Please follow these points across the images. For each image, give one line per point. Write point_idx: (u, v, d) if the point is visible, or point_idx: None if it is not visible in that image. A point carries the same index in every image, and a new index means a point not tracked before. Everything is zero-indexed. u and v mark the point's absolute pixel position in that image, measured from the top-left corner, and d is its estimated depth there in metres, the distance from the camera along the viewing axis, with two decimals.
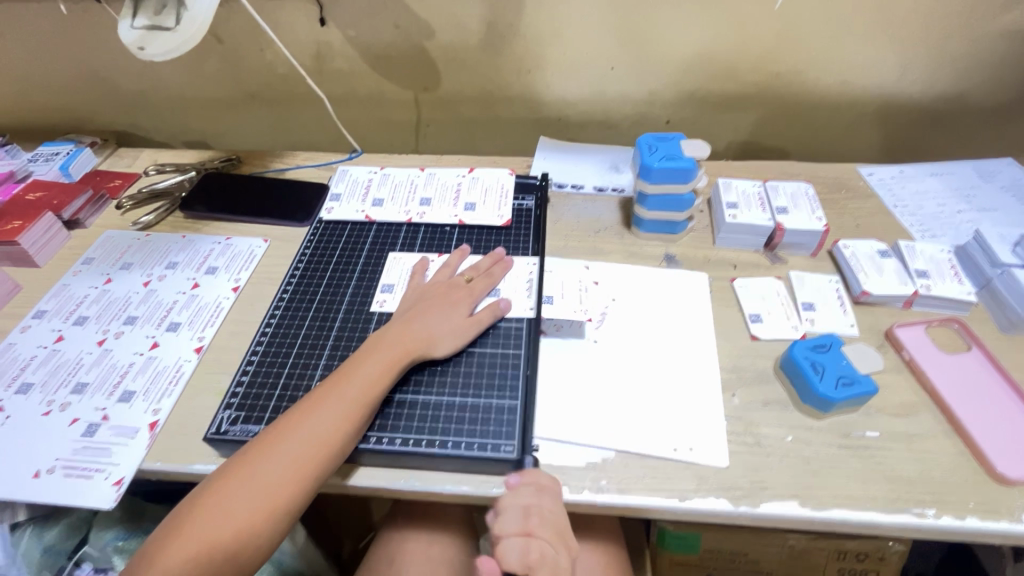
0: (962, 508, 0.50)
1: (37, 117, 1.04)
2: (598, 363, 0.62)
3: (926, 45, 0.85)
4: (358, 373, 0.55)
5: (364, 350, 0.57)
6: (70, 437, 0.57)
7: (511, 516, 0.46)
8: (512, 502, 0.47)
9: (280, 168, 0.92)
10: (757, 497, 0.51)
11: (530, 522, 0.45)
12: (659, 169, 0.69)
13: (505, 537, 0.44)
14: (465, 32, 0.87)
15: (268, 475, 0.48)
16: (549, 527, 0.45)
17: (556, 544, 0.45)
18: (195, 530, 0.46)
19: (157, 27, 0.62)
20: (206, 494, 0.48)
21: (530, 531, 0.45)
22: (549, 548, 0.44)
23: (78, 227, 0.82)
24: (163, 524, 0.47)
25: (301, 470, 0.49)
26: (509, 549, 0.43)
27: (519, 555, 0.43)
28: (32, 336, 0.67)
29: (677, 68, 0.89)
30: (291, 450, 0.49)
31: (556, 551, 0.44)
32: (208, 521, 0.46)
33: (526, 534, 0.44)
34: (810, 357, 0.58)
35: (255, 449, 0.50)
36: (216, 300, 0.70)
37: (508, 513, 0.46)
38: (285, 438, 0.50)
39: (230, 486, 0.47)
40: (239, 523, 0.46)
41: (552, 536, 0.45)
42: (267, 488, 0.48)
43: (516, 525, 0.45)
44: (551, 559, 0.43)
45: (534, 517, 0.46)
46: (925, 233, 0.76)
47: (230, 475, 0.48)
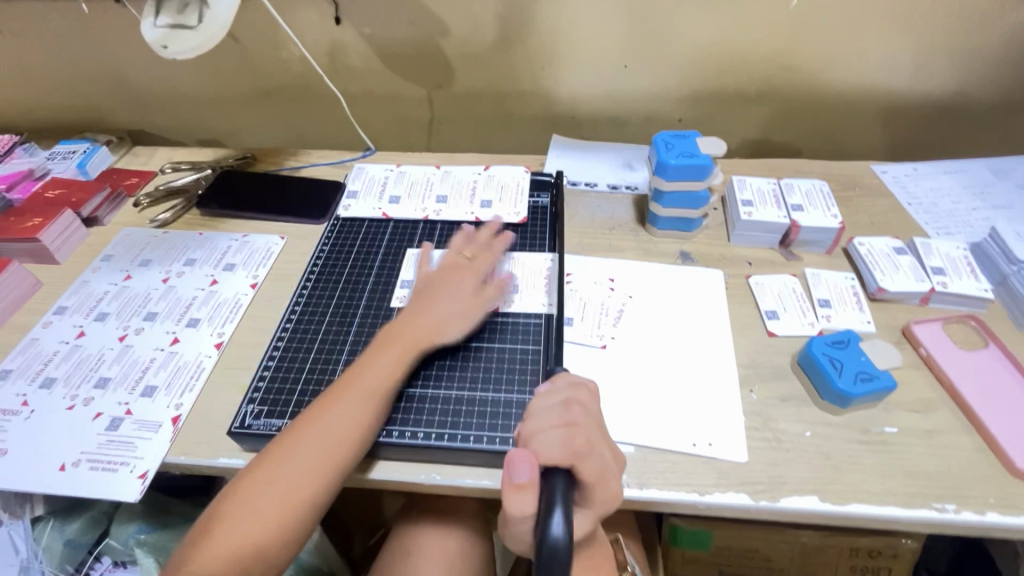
0: (982, 503, 0.50)
1: (53, 116, 1.05)
2: (617, 358, 0.62)
3: (939, 43, 0.86)
4: (373, 366, 0.55)
5: (375, 343, 0.58)
6: (95, 431, 0.58)
7: (549, 412, 0.43)
8: (548, 404, 0.45)
9: (295, 166, 0.92)
10: (777, 492, 0.51)
11: (569, 415, 0.43)
12: (676, 166, 0.69)
13: (541, 433, 0.41)
14: (479, 30, 0.88)
15: (294, 472, 0.49)
16: (591, 421, 0.43)
17: (598, 438, 0.42)
18: (227, 529, 0.46)
19: (180, 25, 0.63)
20: (233, 494, 0.48)
21: (571, 423, 0.42)
22: (592, 439, 0.41)
23: (96, 224, 0.83)
24: (195, 526, 0.48)
25: (326, 465, 0.49)
26: (546, 443, 0.40)
27: (559, 444, 0.40)
28: (54, 332, 0.68)
29: (690, 66, 0.90)
30: (314, 446, 0.50)
31: (598, 444, 0.42)
32: (239, 519, 0.47)
33: (567, 425, 0.42)
34: (827, 353, 0.58)
35: (278, 447, 0.50)
36: (235, 297, 0.71)
37: (543, 413, 0.43)
38: (307, 434, 0.50)
39: (257, 485, 0.48)
40: (270, 519, 0.47)
41: (595, 431, 0.42)
42: (293, 484, 0.48)
43: (553, 419, 0.42)
44: (595, 451, 0.40)
45: (573, 410, 0.43)
46: (940, 230, 0.76)
47: (256, 473, 0.49)
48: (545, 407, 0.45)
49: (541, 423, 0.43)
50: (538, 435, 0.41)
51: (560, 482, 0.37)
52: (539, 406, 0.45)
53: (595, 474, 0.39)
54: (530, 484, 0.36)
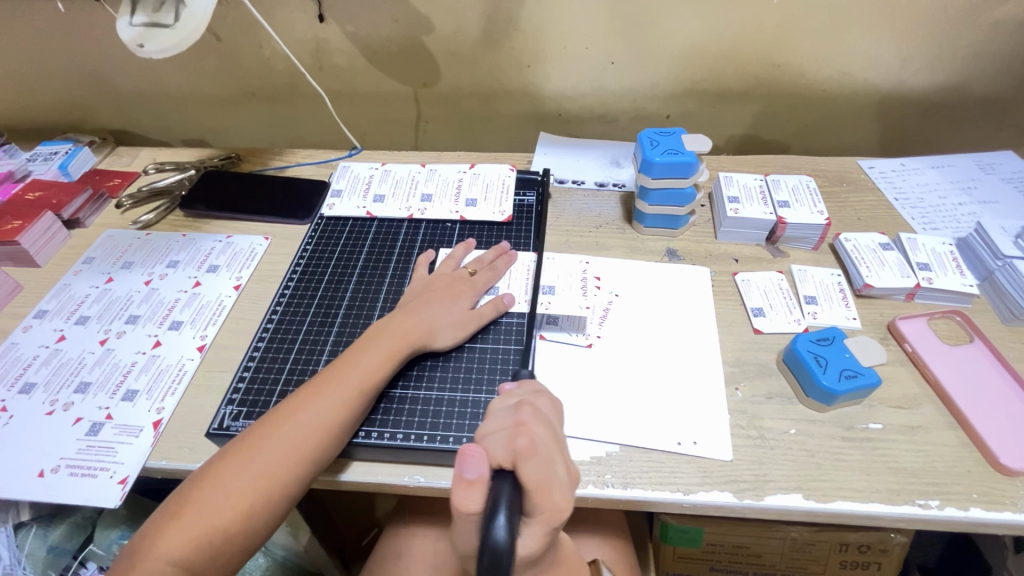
0: (966, 499, 0.50)
1: (35, 116, 1.04)
2: (601, 358, 0.62)
3: (925, 37, 0.85)
4: (359, 361, 0.55)
5: (364, 339, 0.57)
6: (74, 436, 0.57)
7: (500, 414, 0.40)
8: (502, 406, 0.42)
9: (279, 165, 0.91)
10: (762, 490, 0.51)
11: (521, 416, 0.39)
12: (661, 163, 0.68)
13: (490, 435, 0.38)
14: (464, 27, 0.87)
15: (264, 461, 0.48)
16: (544, 423, 0.39)
17: (552, 442, 0.38)
18: (193, 513, 0.46)
19: (156, 24, 0.62)
20: (203, 479, 0.47)
21: (521, 421, 0.39)
22: (544, 442, 0.37)
23: (78, 227, 0.82)
24: (160, 509, 0.47)
25: (299, 456, 0.49)
26: (493, 443, 0.36)
27: (506, 445, 0.36)
28: (35, 336, 0.67)
29: (677, 63, 0.89)
30: (289, 436, 0.49)
31: (552, 448, 0.38)
32: (206, 505, 0.46)
33: (518, 425, 0.38)
34: (812, 350, 0.58)
35: (253, 434, 0.49)
36: (218, 299, 0.70)
37: (495, 415, 0.40)
38: (283, 425, 0.50)
39: (228, 471, 0.47)
40: (235, 506, 0.46)
41: (548, 434, 0.38)
42: (263, 472, 0.48)
43: (504, 420, 0.39)
44: (546, 456, 0.36)
45: (526, 411, 0.40)
46: (927, 226, 0.76)
47: (228, 460, 0.48)
48: (499, 409, 0.41)
49: (492, 423, 0.39)
50: (488, 436, 0.38)
51: (505, 485, 0.33)
52: (493, 409, 0.42)
53: (542, 480, 0.35)
54: (479, 481, 0.33)
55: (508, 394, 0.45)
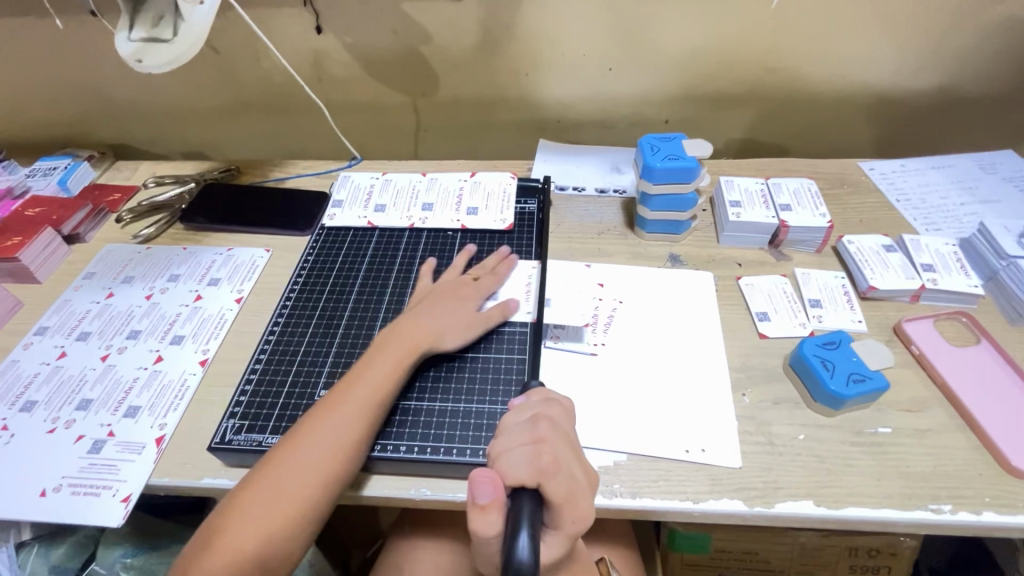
0: (978, 503, 0.50)
1: (33, 131, 1.04)
2: (605, 366, 0.61)
3: (922, 39, 0.86)
4: (369, 371, 0.54)
5: (372, 350, 0.57)
6: (76, 454, 0.57)
7: (516, 427, 0.38)
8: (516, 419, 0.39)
9: (279, 177, 0.91)
10: (772, 497, 0.51)
11: (539, 430, 0.38)
12: (662, 169, 0.68)
13: (507, 449, 0.36)
14: (462, 35, 0.87)
15: (287, 485, 0.47)
16: (563, 437, 0.38)
17: (571, 456, 0.37)
18: (222, 543, 0.45)
19: (155, 39, 0.62)
20: (229, 507, 0.47)
21: (541, 437, 0.37)
22: (563, 457, 0.36)
23: (78, 241, 0.81)
24: (193, 539, 0.46)
25: (322, 475, 0.48)
26: (513, 459, 0.34)
27: (528, 461, 0.34)
28: (36, 353, 0.67)
29: (675, 68, 0.89)
30: (310, 457, 0.49)
31: (571, 462, 0.36)
32: (234, 534, 0.45)
33: (537, 439, 0.36)
34: (819, 354, 0.57)
35: (275, 457, 0.49)
36: (220, 312, 0.70)
37: (511, 428, 0.38)
38: (303, 445, 0.49)
39: (251, 496, 0.47)
40: (264, 531, 0.46)
41: (567, 449, 0.37)
42: (289, 496, 0.47)
43: (521, 434, 0.37)
44: (565, 470, 0.35)
45: (544, 425, 0.38)
46: (929, 226, 0.76)
47: (252, 486, 0.47)
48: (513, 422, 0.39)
49: (507, 438, 0.37)
50: (504, 453, 0.35)
51: (526, 507, 0.32)
52: (506, 424, 0.39)
53: (564, 494, 0.34)
54: (495, 503, 0.31)
55: (521, 407, 0.43)
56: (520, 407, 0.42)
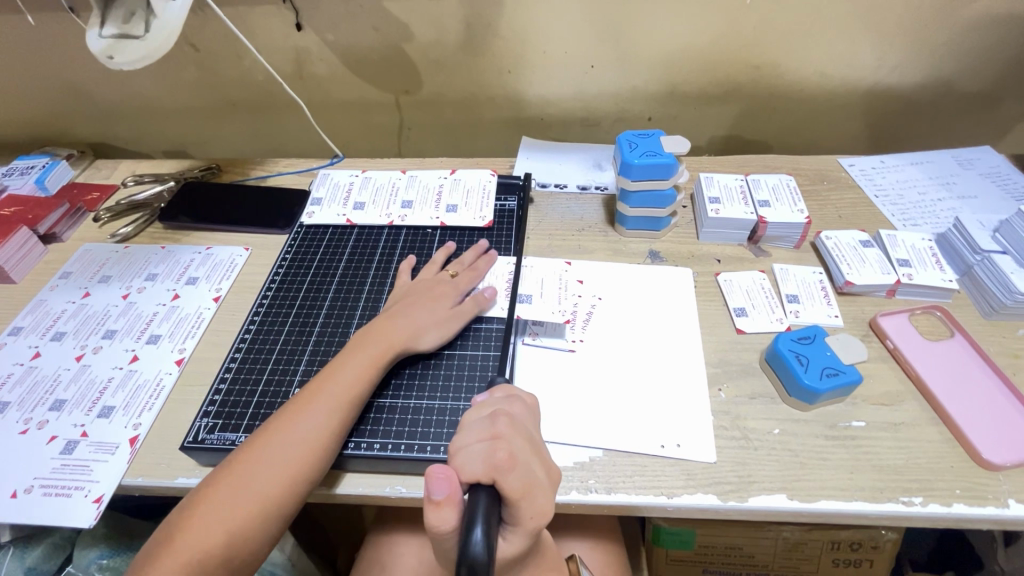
0: (949, 495, 0.50)
1: (11, 130, 1.03)
2: (582, 363, 0.61)
3: (901, 36, 0.86)
4: (342, 369, 0.54)
5: (347, 348, 0.57)
6: (49, 455, 0.56)
7: (475, 424, 0.37)
8: (477, 416, 0.39)
9: (260, 175, 0.91)
10: (746, 491, 0.51)
11: (498, 427, 0.37)
12: (640, 166, 0.68)
13: (465, 446, 0.35)
14: (443, 33, 0.87)
15: (254, 483, 0.47)
16: (521, 432, 0.37)
17: (530, 451, 0.37)
18: (184, 539, 0.44)
19: (126, 35, 0.61)
20: (194, 503, 0.46)
21: (498, 433, 0.36)
22: (522, 452, 0.36)
23: (55, 241, 0.81)
24: (155, 535, 0.46)
25: (290, 473, 0.48)
26: (469, 457, 0.34)
27: (483, 457, 0.34)
28: (10, 353, 0.66)
29: (656, 65, 0.90)
30: (279, 455, 0.48)
31: (530, 457, 0.36)
32: (197, 531, 0.45)
33: (495, 436, 0.36)
34: (794, 349, 0.58)
35: (244, 454, 0.49)
36: (197, 311, 0.69)
37: (470, 424, 0.37)
38: (272, 443, 0.49)
39: (217, 493, 0.46)
40: (228, 528, 0.45)
41: (526, 443, 0.37)
42: (255, 494, 0.47)
43: (479, 431, 0.37)
44: (523, 465, 0.35)
45: (503, 421, 0.38)
46: (907, 222, 0.76)
47: (218, 483, 0.47)
48: (473, 419, 0.39)
49: (466, 435, 0.37)
50: (461, 451, 0.35)
51: (481, 502, 0.31)
52: (466, 420, 0.39)
53: (522, 489, 0.34)
54: (449, 500, 0.31)
55: (483, 404, 0.42)
56: (481, 405, 0.42)
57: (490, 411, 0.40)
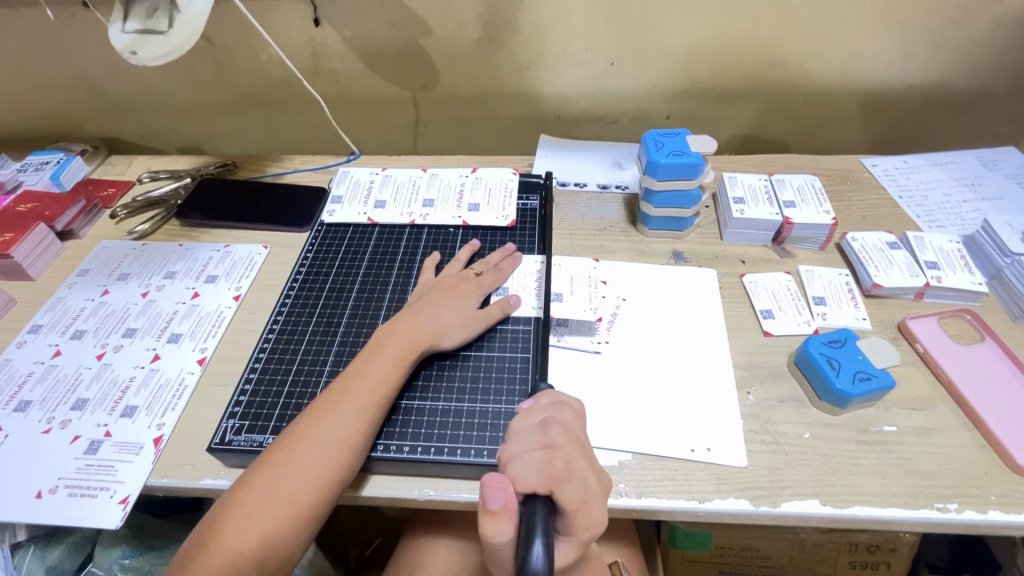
0: (984, 501, 0.50)
1: (23, 125, 1.02)
2: (610, 365, 0.61)
3: (926, 34, 0.85)
4: (368, 369, 0.54)
5: (371, 347, 0.56)
6: (73, 455, 0.56)
7: (526, 433, 0.37)
8: (526, 425, 0.39)
9: (277, 172, 0.90)
10: (778, 496, 0.50)
11: (549, 436, 0.37)
12: (666, 165, 0.68)
13: (519, 455, 0.36)
14: (463, 29, 0.86)
15: (286, 486, 0.46)
16: (573, 442, 0.38)
17: (582, 461, 0.37)
18: (219, 544, 0.44)
19: (150, 30, 0.61)
20: (226, 507, 0.46)
21: (552, 443, 0.36)
22: (575, 463, 0.36)
23: (72, 238, 0.80)
24: (188, 539, 0.45)
25: (321, 475, 0.47)
26: (525, 466, 0.34)
27: (539, 468, 0.34)
28: (30, 351, 0.65)
29: (677, 63, 0.89)
30: (310, 457, 0.48)
31: (583, 467, 0.36)
32: (230, 536, 0.44)
33: (548, 446, 0.36)
34: (824, 352, 0.57)
35: (274, 457, 0.48)
36: (218, 310, 0.69)
37: (520, 434, 0.38)
38: (302, 445, 0.48)
39: (249, 497, 0.46)
40: (262, 532, 0.45)
41: (579, 453, 0.37)
42: (288, 497, 0.46)
43: (532, 440, 0.37)
44: (577, 476, 0.35)
45: (554, 431, 0.38)
46: (933, 223, 0.75)
47: (250, 486, 0.47)
48: (523, 428, 0.39)
49: (519, 444, 0.37)
50: (516, 459, 0.35)
51: (540, 513, 0.31)
52: (517, 429, 0.39)
53: (578, 500, 0.34)
54: (506, 510, 0.31)
55: (529, 413, 0.43)
56: (528, 413, 0.42)
57: (539, 420, 0.40)
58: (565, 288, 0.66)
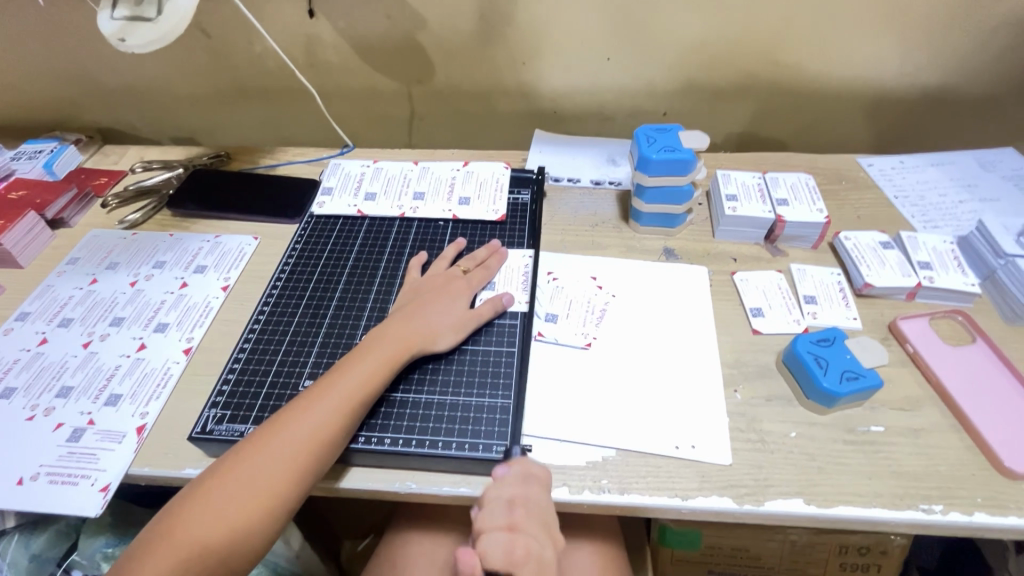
0: (970, 503, 0.49)
1: (21, 114, 1.02)
2: (597, 362, 0.60)
3: (925, 33, 0.84)
4: (355, 367, 0.53)
5: (362, 345, 0.56)
6: (56, 443, 0.56)
7: (496, 508, 0.46)
8: (497, 495, 0.47)
9: (270, 164, 0.90)
10: (761, 495, 0.50)
11: (514, 515, 0.46)
12: (658, 161, 0.67)
13: (488, 532, 0.45)
14: (457, 22, 0.85)
15: (259, 477, 0.46)
16: (535, 519, 0.46)
17: (540, 535, 0.46)
18: (185, 532, 0.44)
19: (139, 18, 0.60)
20: (197, 493, 0.46)
21: (516, 524, 0.45)
22: (535, 543, 0.45)
23: (63, 226, 0.80)
24: (156, 520, 0.46)
25: (295, 469, 0.47)
26: (491, 546, 0.44)
27: (504, 551, 0.43)
28: (17, 339, 0.65)
29: (674, 59, 0.88)
30: (286, 449, 0.47)
31: (540, 544, 0.45)
32: (198, 523, 0.44)
33: (512, 528, 0.45)
34: (812, 351, 0.57)
35: (251, 445, 0.48)
36: (206, 300, 0.68)
37: (491, 507, 0.47)
38: (280, 437, 0.48)
39: (221, 484, 0.46)
40: (228, 521, 0.45)
41: (539, 532, 0.46)
42: (260, 488, 0.46)
43: (500, 518, 0.46)
44: (536, 554, 0.44)
45: (518, 509, 0.46)
46: (927, 224, 0.75)
47: (223, 473, 0.46)
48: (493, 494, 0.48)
49: (488, 518, 0.46)
50: (484, 536, 0.44)
51: None
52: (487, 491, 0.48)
53: None
54: None
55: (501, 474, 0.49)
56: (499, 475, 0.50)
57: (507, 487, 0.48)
58: (560, 310, 0.65)
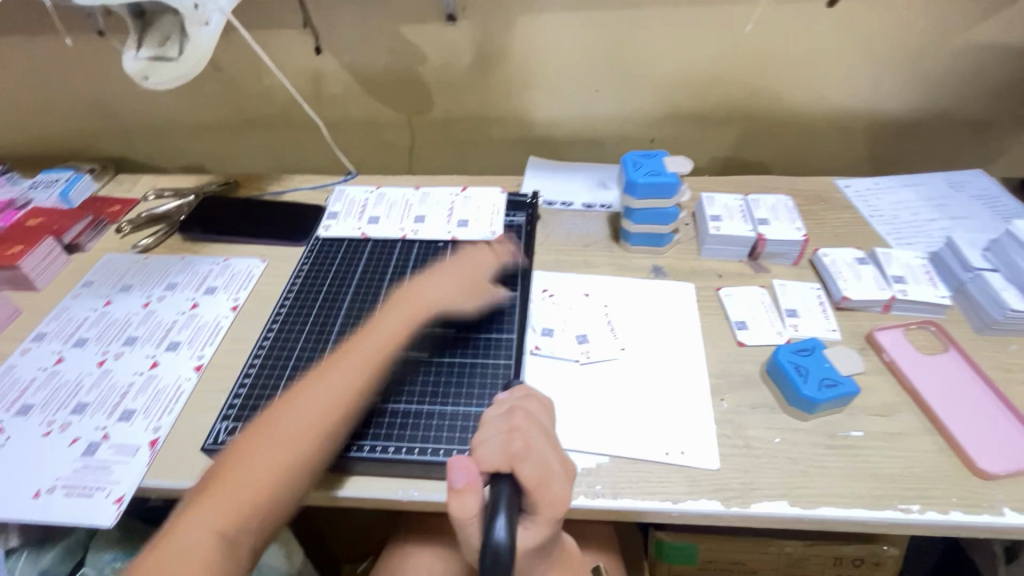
0: (946, 502, 0.52)
1: (38, 146, 1.07)
2: (590, 373, 0.63)
3: (892, 63, 0.90)
4: (334, 368, 0.56)
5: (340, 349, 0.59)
6: (71, 456, 0.58)
7: (492, 423, 0.43)
8: (495, 413, 0.45)
9: (276, 190, 0.94)
10: (748, 497, 0.53)
11: (514, 420, 0.43)
12: (644, 185, 0.72)
13: (484, 440, 0.41)
14: (455, 56, 0.91)
15: (241, 481, 0.48)
16: (536, 424, 0.43)
17: (545, 444, 0.42)
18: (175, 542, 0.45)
19: (162, 56, 0.65)
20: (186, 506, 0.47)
21: (516, 425, 0.42)
22: (537, 444, 0.41)
23: (78, 251, 0.83)
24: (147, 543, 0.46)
25: (277, 467, 0.49)
26: (488, 450, 0.40)
27: (501, 448, 0.39)
28: (33, 358, 0.68)
29: (659, 89, 0.94)
30: (266, 451, 0.50)
31: (544, 448, 0.41)
32: (186, 533, 0.45)
33: (512, 428, 0.42)
34: (793, 360, 0.60)
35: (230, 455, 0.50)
36: (216, 319, 0.72)
37: (489, 422, 0.43)
38: (258, 442, 0.50)
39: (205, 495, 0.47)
40: (220, 528, 0.46)
41: (541, 436, 0.42)
42: (243, 491, 0.48)
43: (498, 424, 0.42)
44: (539, 457, 0.40)
45: (519, 415, 0.43)
46: (901, 241, 0.79)
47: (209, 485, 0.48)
48: (492, 417, 0.45)
49: (486, 431, 0.42)
50: (478, 445, 0.41)
51: (502, 494, 0.36)
52: (486, 418, 0.45)
53: (538, 478, 0.38)
54: (469, 488, 0.36)
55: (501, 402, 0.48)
56: (499, 403, 0.47)
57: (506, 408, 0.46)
58: (555, 325, 0.68)
